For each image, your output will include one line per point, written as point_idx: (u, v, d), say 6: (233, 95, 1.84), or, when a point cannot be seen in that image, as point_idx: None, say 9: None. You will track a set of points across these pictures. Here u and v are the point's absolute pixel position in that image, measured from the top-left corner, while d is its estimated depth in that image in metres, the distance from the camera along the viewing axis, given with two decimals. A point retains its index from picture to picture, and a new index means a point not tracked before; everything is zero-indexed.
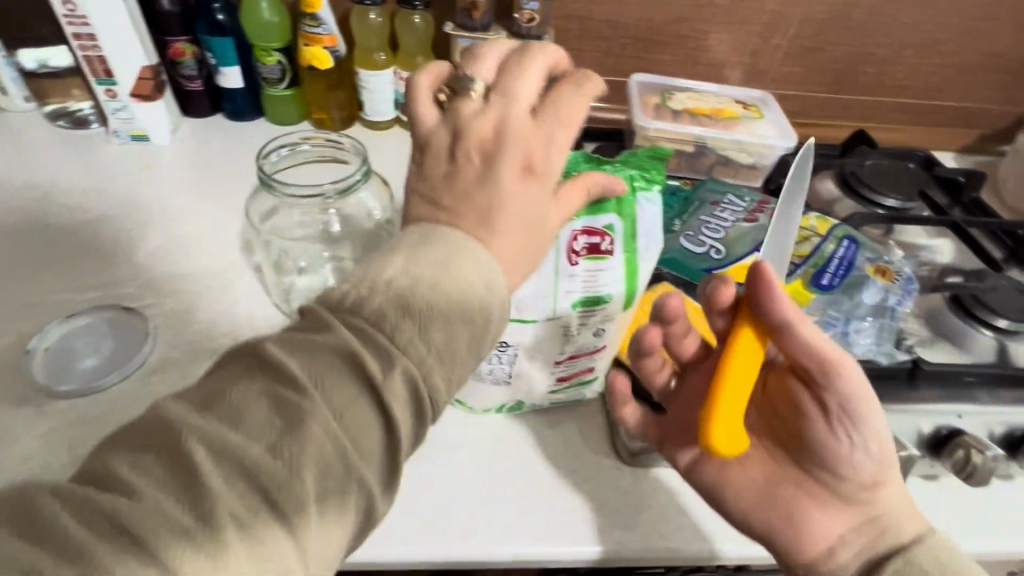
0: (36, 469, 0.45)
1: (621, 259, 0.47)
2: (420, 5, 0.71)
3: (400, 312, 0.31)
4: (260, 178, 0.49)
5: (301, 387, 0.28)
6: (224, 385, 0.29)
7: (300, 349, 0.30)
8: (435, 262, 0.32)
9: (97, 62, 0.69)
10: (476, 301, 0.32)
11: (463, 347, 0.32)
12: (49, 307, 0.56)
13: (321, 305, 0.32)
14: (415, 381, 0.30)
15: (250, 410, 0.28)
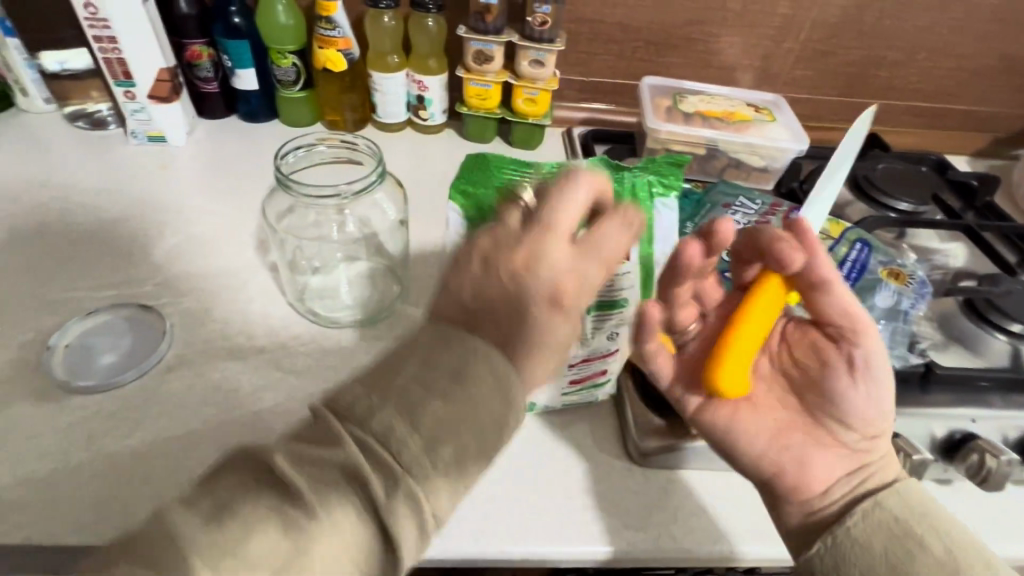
0: (56, 464, 0.46)
1: (636, 265, 0.48)
2: (433, 8, 0.72)
3: (415, 425, 0.28)
4: (277, 178, 0.50)
5: (309, 505, 0.26)
6: (228, 496, 0.26)
7: (310, 460, 0.27)
8: (452, 374, 0.30)
9: (117, 65, 0.70)
10: (493, 418, 0.30)
11: (478, 461, 0.30)
12: (68, 305, 0.57)
13: (332, 413, 0.29)
14: (425, 508, 0.28)
15: (255, 525, 0.26)
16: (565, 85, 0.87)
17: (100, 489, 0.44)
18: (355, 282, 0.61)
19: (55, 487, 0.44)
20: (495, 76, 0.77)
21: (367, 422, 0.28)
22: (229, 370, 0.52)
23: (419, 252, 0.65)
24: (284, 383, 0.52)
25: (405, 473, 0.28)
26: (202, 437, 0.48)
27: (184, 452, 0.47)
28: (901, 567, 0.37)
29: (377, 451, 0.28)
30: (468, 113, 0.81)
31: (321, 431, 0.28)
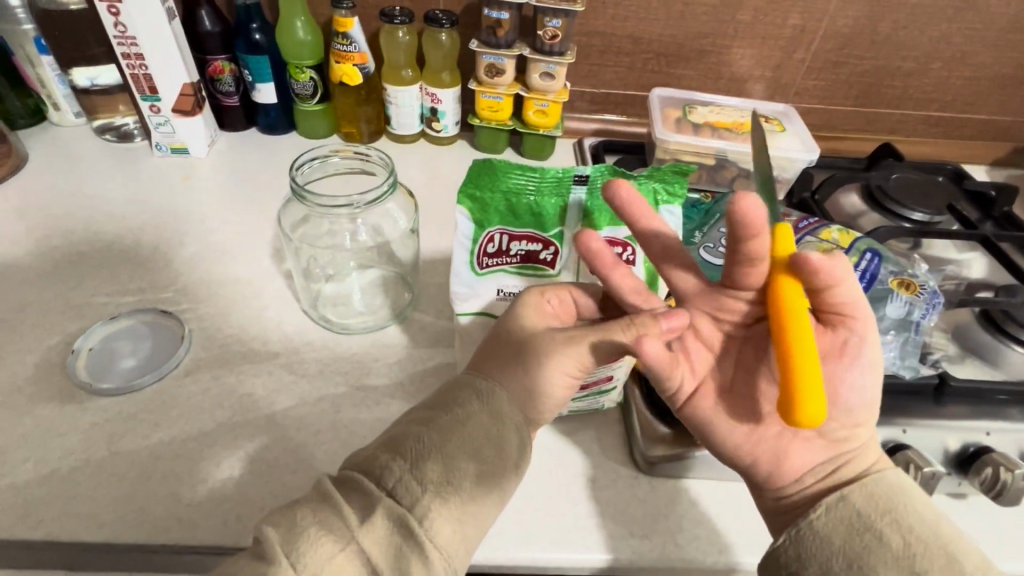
0: (78, 462, 0.47)
1: (641, 268, 0.50)
2: (446, 23, 0.73)
3: (445, 480, 0.36)
4: (293, 189, 0.51)
5: (360, 543, 0.34)
6: (284, 521, 0.34)
7: (360, 497, 0.35)
8: (446, 414, 0.40)
9: (143, 80, 0.73)
10: (486, 440, 0.39)
11: (474, 480, 0.37)
12: (91, 310, 0.59)
13: (354, 464, 0.38)
14: (422, 518, 0.35)
15: (315, 559, 0.33)
16: (577, 97, 0.88)
17: (118, 488, 0.46)
18: (367, 290, 0.62)
19: (76, 485, 0.46)
20: (506, 88, 0.79)
21: (407, 472, 0.36)
22: (245, 374, 0.54)
23: (430, 260, 0.67)
24: (296, 388, 0.53)
25: (430, 529, 0.35)
26: (216, 439, 0.49)
27: (198, 453, 0.48)
28: (859, 561, 0.37)
29: (414, 501, 0.35)
30: (479, 125, 0.83)
31: (368, 474, 0.37)
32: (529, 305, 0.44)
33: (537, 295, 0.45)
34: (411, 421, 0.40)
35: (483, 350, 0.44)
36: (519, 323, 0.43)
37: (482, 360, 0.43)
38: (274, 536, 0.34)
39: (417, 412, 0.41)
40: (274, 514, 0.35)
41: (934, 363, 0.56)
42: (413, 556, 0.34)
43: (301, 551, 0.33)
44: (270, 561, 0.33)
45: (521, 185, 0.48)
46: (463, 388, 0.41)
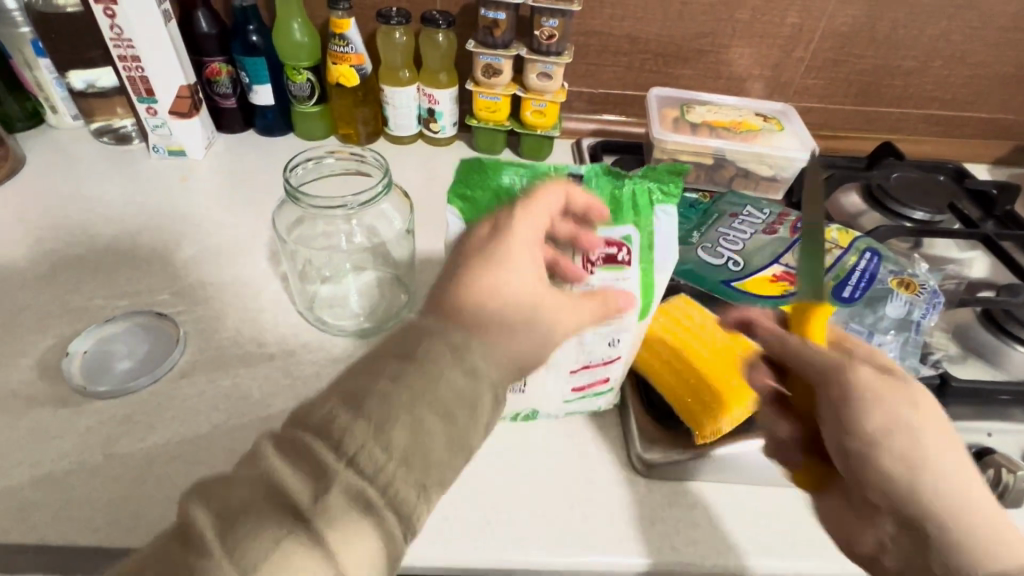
0: (71, 465, 0.47)
1: (638, 270, 0.47)
2: (443, 24, 0.73)
3: (414, 448, 0.31)
4: (287, 191, 0.51)
5: (311, 524, 0.28)
6: (227, 499, 0.28)
7: (311, 468, 0.29)
8: (414, 370, 0.33)
9: (140, 82, 0.72)
10: (463, 398, 0.33)
11: (448, 447, 0.32)
12: (87, 312, 0.59)
13: (297, 426, 0.31)
14: (382, 493, 0.29)
15: (252, 551, 0.27)
16: (575, 98, 0.88)
17: (113, 491, 0.46)
18: (364, 292, 0.62)
19: (69, 488, 0.46)
20: (504, 89, 0.79)
21: (371, 438, 0.30)
22: (240, 377, 0.54)
23: (428, 262, 0.66)
24: (292, 391, 0.53)
25: (396, 501, 0.30)
26: (211, 442, 0.49)
27: (193, 456, 0.48)
28: None
29: (377, 471, 0.30)
30: (477, 126, 0.82)
31: (317, 438, 0.30)
32: (510, 253, 0.40)
33: (514, 229, 0.41)
34: (370, 371, 0.33)
35: (446, 292, 0.38)
36: (498, 270, 0.39)
37: (455, 300, 0.37)
38: (202, 514, 0.28)
39: (375, 364, 0.33)
40: (206, 489, 0.29)
41: (934, 364, 0.56)
42: (374, 538, 0.29)
43: (239, 540, 0.27)
44: (200, 550, 0.27)
45: (510, 183, 0.48)
46: (431, 336, 0.34)
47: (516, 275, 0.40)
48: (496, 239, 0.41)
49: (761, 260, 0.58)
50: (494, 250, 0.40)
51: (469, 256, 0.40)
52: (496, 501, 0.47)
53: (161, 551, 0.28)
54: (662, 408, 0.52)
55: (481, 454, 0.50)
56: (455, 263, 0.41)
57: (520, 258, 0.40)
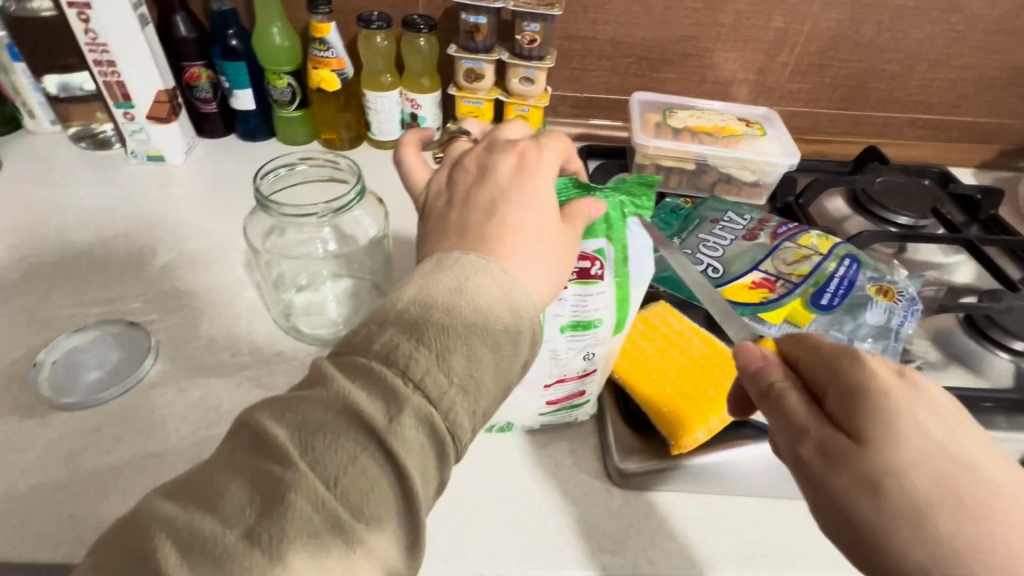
0: (34, 479, 0.46)
1: (611, 284, 0.46)
2: (425, 28, 0.73)
3: (470, 375, 0.33)
4: (257, 199, 0.50)
5: (384, 443, 0.30)
6: (310, 414, 0.30)
7: (380, 391, 0.31)
8: (470, 299, 0.34)
9: (116, 87, 0.72)
10: (513, 333, 0.35)
11: (496, 379, 0.34)
12: (58, 321, 0.58)
13: (359, 351, 0.32)
14: (444, 415, 0.31)
15: (332, 461, 0.29)
16: (560, 102, 0.87)
17: (77, 505, 0.45)
18: (341, 299, 0.61)
19: (31, 503, 0.45)
20: (486, 94, 0.78)
21: (434, 365, 0.32)
22: (211, 388, 0.53)
23: (407, 268, 0.66)
24: (264, 402, 0.52)
25: (455, 425, 0.32)
26: (179, 454, 0.48)
27: (160, 468, 0.47)
28: None
29: (440, 395, 0.31)
30: None
31: (382, 362, 0.32)
32: (537, 186, 0.41)
33: (532, 151, 0.43)
34: (426, 300, 0.34)
35: (480, 226, 0.39)
36: (529, 207, 0.40)
37: (498, 218, 0.39)
38: (280, 431, 0.30)
39: (428, 295, 0.34)
40: (280, 407, 0.31)
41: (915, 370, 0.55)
42: (436, 454, 0.31)
43: (319, 454, 0.29)
44: (283, 463, 0.29)
45: None
46: (478, 271, 0.36)
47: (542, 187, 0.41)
48: (524, 171, 0.42)
49: (741, 267, 0.57)
50: (523, 184, 0.41)
51: (500, 190, 0.40)
52: (469, 513, 0.47)
53: (242, 458, 0.30)
54: (639, 416, 0.52)
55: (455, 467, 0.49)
56: (483, 198, 0.40)
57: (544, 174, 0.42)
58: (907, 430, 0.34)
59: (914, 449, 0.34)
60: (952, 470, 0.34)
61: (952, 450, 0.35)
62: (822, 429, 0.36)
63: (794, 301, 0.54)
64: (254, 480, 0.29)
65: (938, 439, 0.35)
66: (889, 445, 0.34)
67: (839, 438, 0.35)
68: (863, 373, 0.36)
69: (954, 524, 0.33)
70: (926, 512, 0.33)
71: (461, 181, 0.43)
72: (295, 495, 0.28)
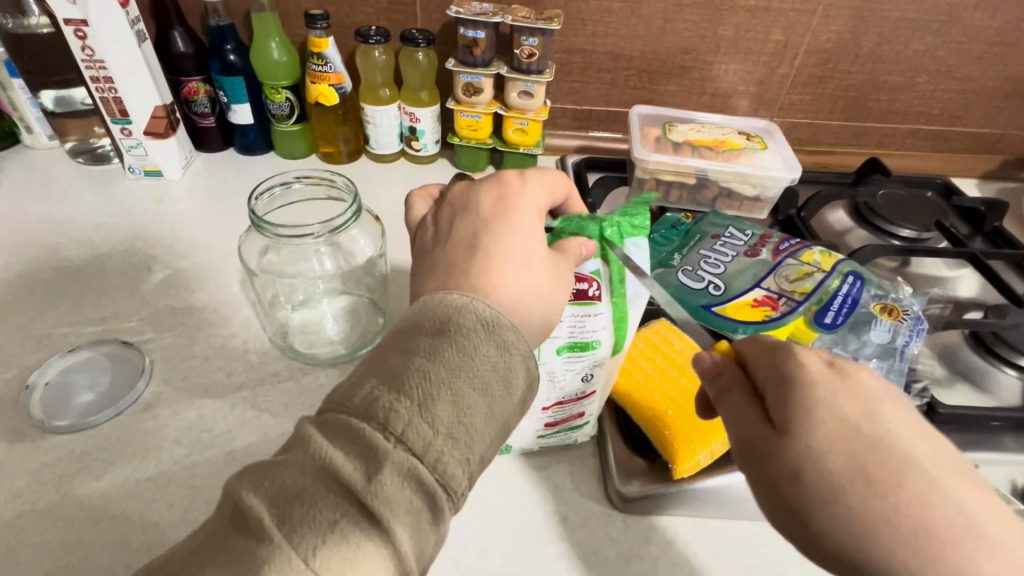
0: (25, 506, 0.45)
1: (609, 305, 0.45)
2: (423, 43, 0.72)
3: (456, 422, 0.33)
4: (252, 219, 0.50)
5: (366, 504, 0.29)
6: (290, 480, 0.30)
7: (359, 449, 0.30)
8: (451, 348, 0.34)
9: (112, 103, 0.71)
10: (498, 378, 0.35)
11: (485, 423, 0.34)
12: (51, 341, 0.57)
13: (340, 409, 0.32)
14: (427, 467, 0.31)
15: (311, 531, 0.28)
16: (559, 114, 0.87)
17: (67, 533, 0.44)
18: (338, 316, 0.61)
19: (20, 531, 0.44)
20: (484, 107, 0.78)
21: (416, 416, 0.32)
22: (205, 410, 0.52)
23: (405, 286, 0.65)
24: (259, 424, 0.51)
25: (443, 474, 0.31)
26: (172, 479, 0.47)
27: (153, 495, 0.46)
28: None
29: (426, 447, 0.31)
30: (459, 144, 0.82)
31: (361, 417, 0.32)
32: (519, 219, 0.41)
33: (519, 183, 0.44)
34: (405, 350, 0.34)
35: (465, 260, 0.39)
36: (513, 237, 0.40)
37: (480, 254, 0.39)
38: (255, 502, 0.29)
39: (410, 343, 0.35)
40: (257, 476, 0.30)
41: (920, 392, 0.53)
42: (427, 508, 0.31)
43: (297, 522, 0.29)
44: (258, 536, 0.28)
45: None
46: (457, 311, 0.36)
47: (522, 219, 0.42)
48: (506, 203, 0.42)
49: (743, 284, 0.57)
50: (505, 216, 0.41)
51: (482, 222, 0.41)
52: (468, 544, 0.45)
53: (219, 538, 0.29)
54: (639, 436, 0.51)
55: None
56: (465, 232, 0.41)
57: (527, 208, 0.42)
58: (828, 413, 0.35)
59: (834, 430, 0.34)
60: (870, 449, 0.34)
61: (872, 430, 0.35)
62: (754, 422, 0.37)
63: (796, 319, 0.53)
64: (226, 562, 0.28)
65: (858, 421, 0.35)
66: (807, 428, 0.34)
67: (767, 430, 0.36)
68: (794, 363, 0.37)
69: (872, 501, 0.32)
70: (842, 489, 0.33)
71: (445, 214, 0.43)
72: (272, 568, 0.27)
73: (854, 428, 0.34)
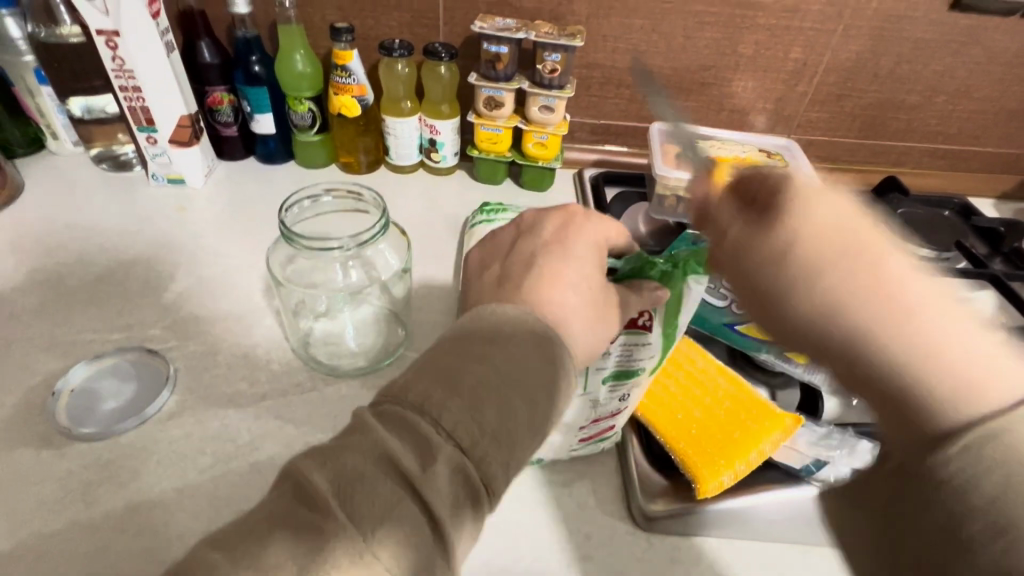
0: (49, 515, 0.45)
1: (657, 336, 0.44)
2: (446, 57, 0.73)
3: (503, 425, 0.33)
4: (281, 231, 0.51)
5: (421, 493, 0.29)
6: (352, 462, 0.30)
7: (414, 440, 0.31)
8: (501, 355, 0.34)
9: (140, 112, 0.72)
10: (542, 385, 0.35)
11: (529, 429, 0.34)
12: (76, 347, 0.58)
13: (397, 402, 0.32)
14: (472, 466, 0.31)
15: (371, 512, 0.29)
16: (578, 129, 0.88)
17: (93, 542, 0.44)
18: (361, 329, 0.61)
19: (48, 538, 0.44)
20: (505, 121, 0.78)
21: (467, 415, 0.32)
22: (229, 419, 0.52)
23: (426, 298, 0.65)
24: (282, 435, 0.51)
25: (488, 477, 0.31)
26: (196, 489, 0.47)
27: (178, 505, 0.46)
28: (861, 357, 0.32)
29: (473, 446, 0.31)
30: (479, 156, 0.82)
31: (417, 412, 0.32)
32: (577, 246, 0.42)
33: (579, 215, 0.44)
34: (459, 354, 0.34)
35: (522, 273, 0.40)
36: (569, 264, 0.41)
37: (536, 276, 0.40)
38: (319, 480, 0.29)
39: (462, 347, 0.35)
40: (314, 457, 0.31)
41: None
42: (470, 505, 0.31)
43: (357, 503, 0.29)
44: (322, 511, 0.28)
45: None
46: (505, 324, 0.36)
47: (578, 246, 0.42)
48: (567, 231, 0.43)
49: None
50: (564, 243, 0.42)
51: (542, 245, 0.42)
52: (486, 557, 0.45)
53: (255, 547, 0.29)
54: (662, 455, 0.51)
55: None
56: (525, 252, 0.42)
57: (586, 239, 0.43)
58: (821, 205, 0.35)
59: (818, 225, 0.35)
60: (849, 237, 0.34)
61: (854, 222, 0.34)
62: (738, 224, 0.37)
63: None
64: (290, 538, 0.27)
65: (842, 217, 0.35)
66: (788, 223, 0.35)
67: (752, 227, 0.37)
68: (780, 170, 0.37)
69: (843, 280, 0.33)
70: (818, 269, 0.34)
71: (510, 236, 0.45)
72: (335, 544, 0.27)
73: (837, 221, 0.35)
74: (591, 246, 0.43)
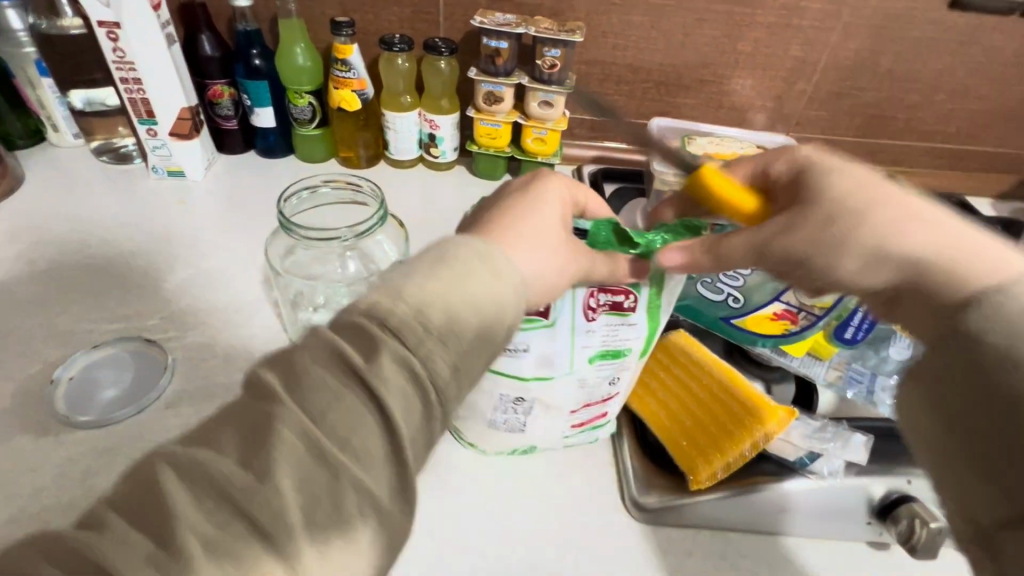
0: (47, 502, 0.46)
1: (643, 317, 0.46)
2: (446, 51, 0.73)
3: (449, 326, 0.32)
4: (280, 221, 0.51)
5: (366, 383, 0.29)
6: (300, 360, 0.30)
7: (357, 337, 0.31)
8: (449, 268, 0.34)
9: (141, 104, 0.72)
10: (490, 294, 0.34)
11: (478, 332, 0.33)
12: (75, 337, 0.58)
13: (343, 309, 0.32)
14: (417, 361, 0.30)
15: (319, 401, 0.29)
16: (577, 124, 0.87)
17: None
18: None
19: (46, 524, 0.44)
20: (505, 116, 0.79)
21: (411, 314, 0.31)
22: None
23: None
24: None
25: (435, 373, 0.31)
26: None
27: None
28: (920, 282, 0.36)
29: (418, 344, 0.31)
30: (478, 151, 0.82)
31: (362, 314, 0.31)
32: (536, 193, 0.43)
33: (544, 173, 0.46)
34: (408, 267, 0.34)
35: (482, 219, 0.41)
36: (525, 205, 0.42)
37: (493, 217, 0.41)
38: (272, 376, 0.30)
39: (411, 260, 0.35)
40: (272, 358, 0.31)
41: None
42: (419, 400, 0.31)
43: (306, 393, 0.29)
44: (273, 401, 0.29)
45: None
46: (453, 243, 0.36)
47: (537, 191, 0.43)
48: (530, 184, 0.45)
49: (762, 296, 0.54)
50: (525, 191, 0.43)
51: (504, 195, 0.44)
52: (480, 545, 0.46)
53: None
54: (657, 447, 0.51)
55: (471, 497, 0.49)
56: (490, 206, 0.44)
57: (545, 184, 0.44)
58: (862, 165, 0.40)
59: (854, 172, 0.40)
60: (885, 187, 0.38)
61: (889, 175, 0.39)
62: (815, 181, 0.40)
63: (817, 334, 0.53)
64: (244, 429, 0.29)
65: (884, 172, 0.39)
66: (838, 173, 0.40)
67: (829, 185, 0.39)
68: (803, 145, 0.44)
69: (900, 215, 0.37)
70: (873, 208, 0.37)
71: (482, 200, 0.47)
72: (284, 427, 0.28)
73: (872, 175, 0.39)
74: (550, 193, 0.44)
